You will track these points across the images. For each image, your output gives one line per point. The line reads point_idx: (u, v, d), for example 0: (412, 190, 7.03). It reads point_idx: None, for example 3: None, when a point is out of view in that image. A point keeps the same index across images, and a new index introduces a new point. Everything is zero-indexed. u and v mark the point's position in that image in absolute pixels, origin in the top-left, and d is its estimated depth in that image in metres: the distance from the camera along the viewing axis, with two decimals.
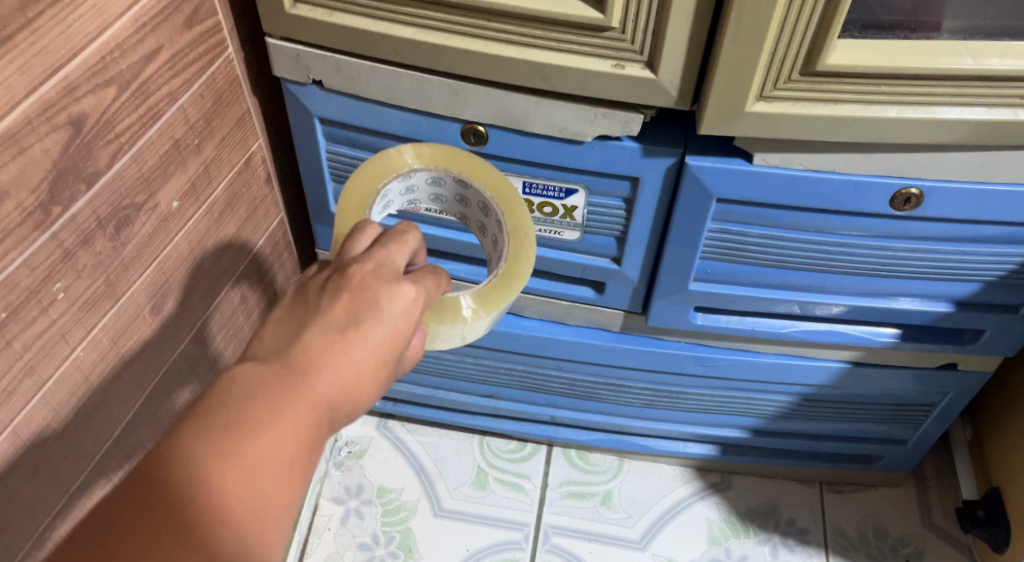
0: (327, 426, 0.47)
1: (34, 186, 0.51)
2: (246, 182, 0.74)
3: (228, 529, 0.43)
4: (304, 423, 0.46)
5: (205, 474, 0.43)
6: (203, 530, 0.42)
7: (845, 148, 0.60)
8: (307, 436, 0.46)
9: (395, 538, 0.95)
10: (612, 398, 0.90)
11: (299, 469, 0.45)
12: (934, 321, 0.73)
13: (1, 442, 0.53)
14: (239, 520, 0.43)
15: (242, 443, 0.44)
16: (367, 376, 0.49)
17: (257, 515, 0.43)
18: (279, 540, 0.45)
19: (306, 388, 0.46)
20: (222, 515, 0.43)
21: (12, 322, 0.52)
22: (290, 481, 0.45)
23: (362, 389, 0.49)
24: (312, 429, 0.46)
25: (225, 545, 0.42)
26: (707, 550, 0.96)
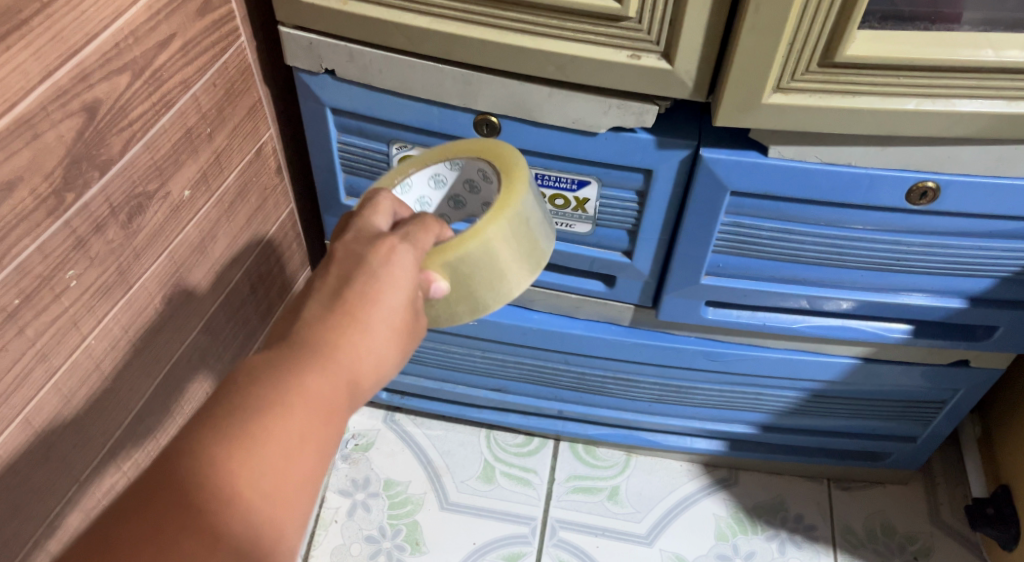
0: (342, 404, 0.46)
1: (48, 172, 0.51)
2: (256, 171, 0.74)
3: (242, 510, 0.41)
4: (319, 398, 0.45)
5: (215, 460, 0.42)
6: (216, 517, 0.41)
7: (860, 141, 0.60)
8: (323, 413, 0.45)
9: (402, 531, 0.95)
10: (621, 393, 0.90)
11: (316, 448, 0.44)
12: (947, 317, 0.73)
13: (14, 429, 0.53)
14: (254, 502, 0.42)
15: (255, 421, 0.43)
16: (383, 347, 0.48)
17: (273, 497, 0.42)
18: (297, 526, 0.43)
19: (322, 364, 0.46)
20: (236, 499, 0.41)
21: (25, 308, 0.52)
22: (306, 462, 0.44)
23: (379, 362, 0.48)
24: (325, 407, 0.45)
25: (239, 528, 0.41)
26: (714, 545, 0.95)
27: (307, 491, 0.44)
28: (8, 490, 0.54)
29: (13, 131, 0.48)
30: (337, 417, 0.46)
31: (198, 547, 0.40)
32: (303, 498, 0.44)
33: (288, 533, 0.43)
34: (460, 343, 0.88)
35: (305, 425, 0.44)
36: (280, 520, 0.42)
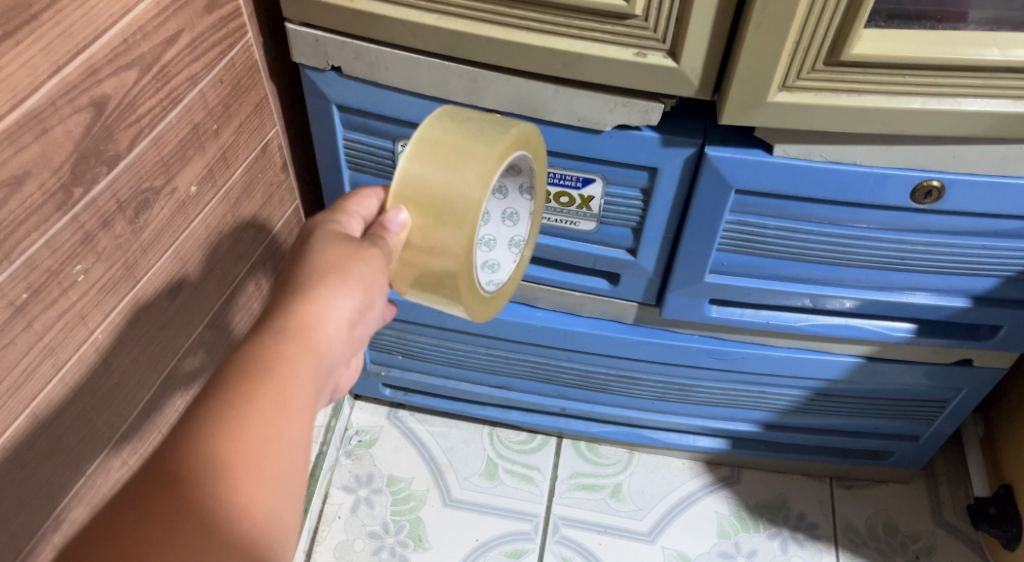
0: (312, 361, 0.48)
1: (56, 167, 0.51)
2: (262, 168, 0.74)
3: (207, 481, 0.43)
4: (262, 363, 0.47)
5: (195, 434, 0.44)
6: (201, 482, 0.43)
7: (865, 139, 0.60)
8: (273, 377, 0.46)
9: (405, 527, 0.95)
10: (624, 390, 0.90)
11: (273, 413, 0.45)
12: (950, 316, 0.73)
13: (22, 422, 0.54)
14: (215, 473, 0.43)
15: (212, 399, 0.45)
16: (329, 306, 0.50)
17: (232, 465, 0.43)
18: (284, 481, 0.45)
19: (268, 336, 0.48)
20: (200, 471, 0.43)
21: (34, 302, 0.52)
22: (264, 426, 0.45)
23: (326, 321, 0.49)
24: (291, 365, 0.47)
25: (208, 500, 0.42)
26: (716, 543, 0.96)
27: (271, 456, 0.45)
28: (16, 483, 0.55)
29: (23, 125, 0.48)
30: (285, 376, 0.47)
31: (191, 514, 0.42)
32: (266, 462, 0.44)
33: (258, 500, 0.44)
34: (464, 340, 0.88)
35: (256, 391, 0.45)
36: (246, 487, 0.43)
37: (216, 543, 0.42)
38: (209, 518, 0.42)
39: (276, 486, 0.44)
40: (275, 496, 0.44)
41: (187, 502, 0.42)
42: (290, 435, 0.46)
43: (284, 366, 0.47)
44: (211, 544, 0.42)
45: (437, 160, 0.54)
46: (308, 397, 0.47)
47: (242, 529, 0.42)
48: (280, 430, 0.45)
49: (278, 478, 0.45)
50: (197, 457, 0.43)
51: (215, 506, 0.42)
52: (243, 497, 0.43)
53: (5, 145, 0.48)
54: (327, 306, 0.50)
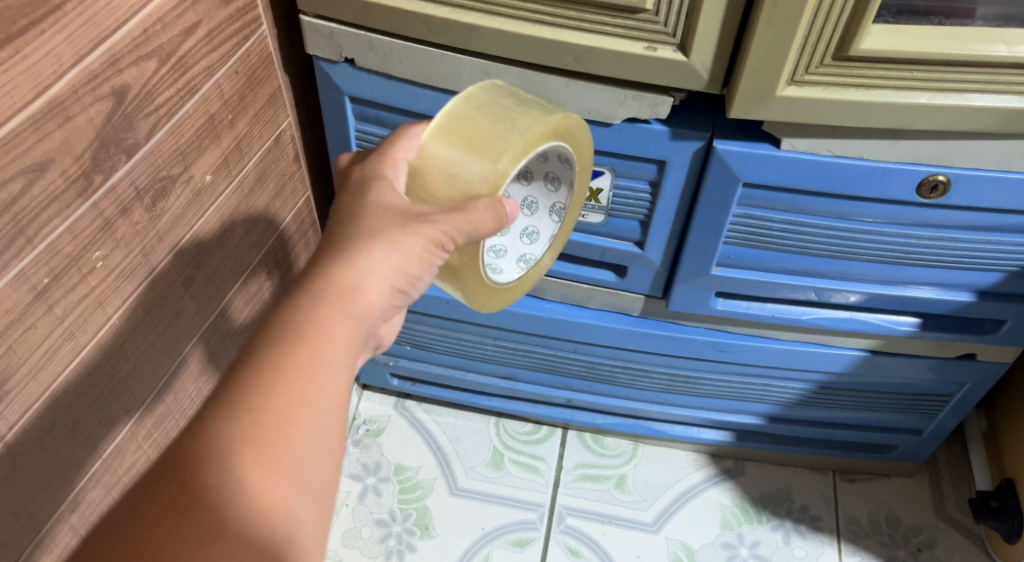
0: (346, 323, 0.49)
1: (78, 155, 0.52)
2: (275, 159, 0.75)
3: (222, 457, 0.44)
4: (292, 331, 0.48)
5: (239, 403, 0.45)
6: (240, 451, 0.44)
7: (872, 134, 0.61)
8: (309, 342, 0.48)
9: (411, 515, 0.96)
10: (630, 382, 0.91)
11: (304, 380, 0.47)
12: (955, 310, 0.73)
13: (42, 406, 0.55)
14: (231, 447, 0.44)
15: (240, 372, 0.46)
16: (358, 264, 0.51)
17: (252, 438, 0.45)
18: (315, 450, 0.46)
19: (301, 301, 0.49)
20: (217, 450, 0.44)
21: (54, 287, 0.53)
22: (291, 395, 0.46)
23: (363, 282, 0.51)
24: (328, 329, 0.48)
25: (222, 477, 0.44)
26: (719, 535, 0.97)
27: (297, 426, 0.46)
28: (37, 464, 0.56)
29: (46, 113, 0.49)
30: (316, 339, 0.48)
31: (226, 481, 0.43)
32: (288, 434, 0.45)
33: (282, 474, 0.45)
34: (471, 331, 0.89)
35: (290, 360, 0.47)
36: (265, 460, 0.45)
37: (231, 518, 0.43)
38: (222, 495, 0.43)
39: (297, 456, 0.46)
40: (298, 467, 0.45)
41: (202, 479, 0.43)
42: (320, 405, 0.47)
43: (312, 328, 0.48)
44: (225, 519, 0.43)
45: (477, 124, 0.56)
46: (338, 358, 0.49)
47: (263, 504, 0.44)
48: (309, 397, 0.47)
49: (302, 447, 0.46)
50: (219, 432, 0.45)
51: (231, 481, 0.44)
52: (261, 468, 0.44)
53: (29, 132, 0.49)
54: (357, 264, 0.51)
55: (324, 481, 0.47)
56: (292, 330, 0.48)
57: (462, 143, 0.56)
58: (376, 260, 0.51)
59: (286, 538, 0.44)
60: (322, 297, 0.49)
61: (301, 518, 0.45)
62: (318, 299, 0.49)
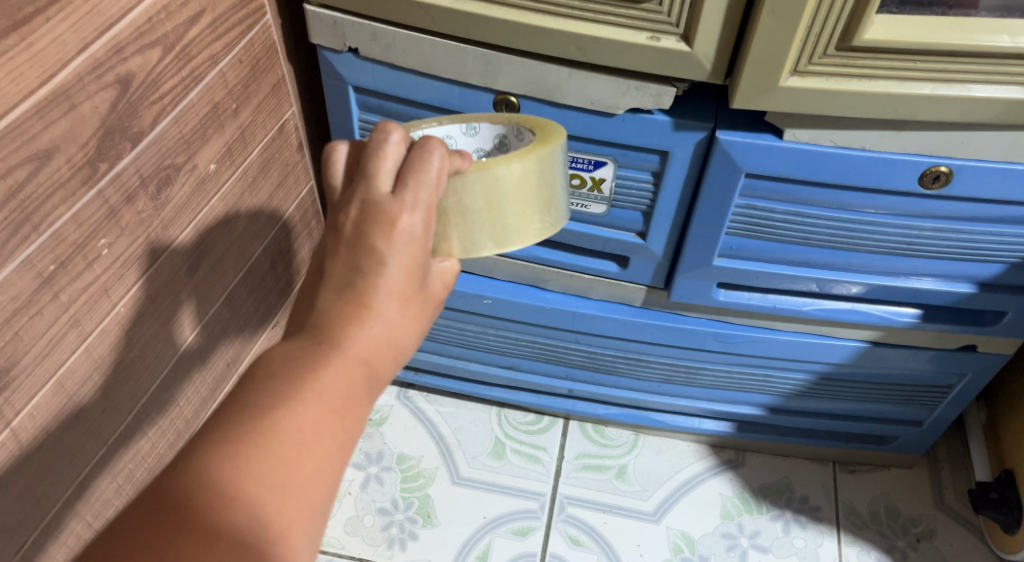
0: (368, 383, 0.46)
1: (83, 142, 0.52)
2: (279, 148, 0.75)
3: (248, 500, 0.42)
4: (337, 390, 0.45)
5: (257, 445, 0.43)
6: (255, 498, 0.42)
7: (875, 125, 0.61)
8: (333, 396, 0.45)
9: (414, 503, 0.97)
10: (631, 373, 0.91)
11: (326, 437, 0.44)
12: (956, 302, 0.74)
13: (48, 393, 0.55)
14: (260, 493, 0.42)
15: (276, 410, 0.43)
16: (393, 321, 0.47)
17: (281, 489, 0.42)
18: (329, 491, 0.44)
19: (348, 356, 0.46)
20: (241, 487, 0.42)
21: (60, 274, 0.54)
22: (324, 456, 0.44)
23: (393, 341, 0.47)
24: (352, 386, 0.46)
25: (239, 522, 0.41)
26: (719, 524, 0.97)
27: (322, 487, 0.44)
28: (42, 450, 0.56)
29: (52, 101, 0.50)
30: (355, 407, 0.46)
31: (238, 525, 0.41)
32: (312, 493, 0.43)
33: (295, 530, 0.42)
34: (473, 321, 0.89)
35: (312, 412, 0.44)
36: (289, 510, 0.42)
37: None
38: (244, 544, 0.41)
39: (316, 513, 0.43)
40: (315, 524, 0.43)
41: (215, 517, 0.41)
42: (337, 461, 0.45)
43: (356, 391, 0.46)
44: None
45: (503, 206, 0.55)
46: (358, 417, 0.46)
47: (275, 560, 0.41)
48: (339, 459, 0.45)
49: (316, 503, 0.43)
50: (249, 477, 0.42)
51: (255, 530, 0.41)
52: (285, 523, 0.42)
53: (35, 120, 0.49)
54: (405, 325, 0.47)
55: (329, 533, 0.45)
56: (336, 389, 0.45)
57: (479, 206, 0.54)
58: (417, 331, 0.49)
59: None
60: (348, 352, 0.46)
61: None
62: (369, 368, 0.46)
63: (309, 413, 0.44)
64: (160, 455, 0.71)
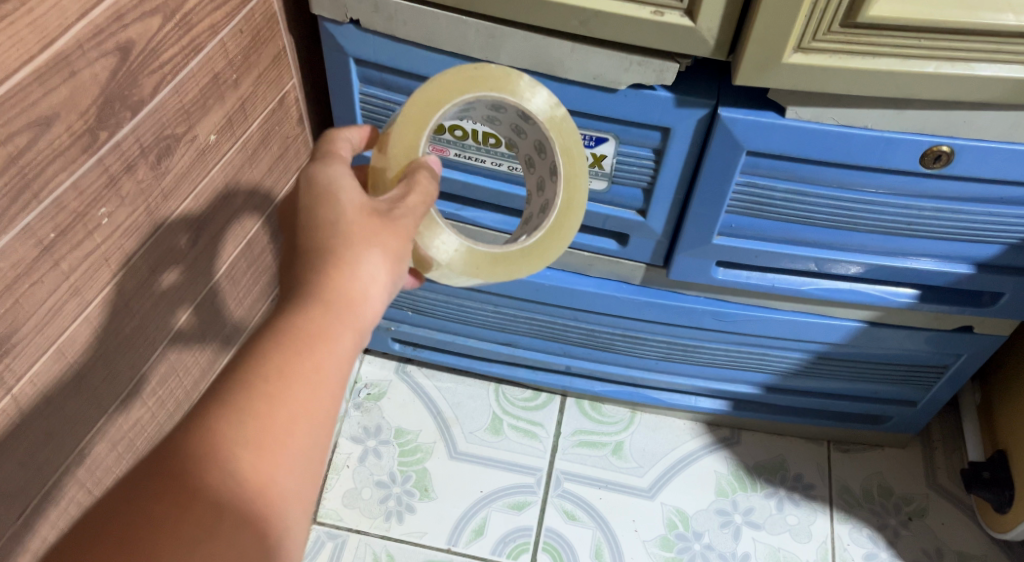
0: (343, 329, 0.49)
1: (83, 110, 0.52)
2: (279, 121, 0.75)
3: (223, 460, 0.44)
4: (307, 341, 0.48)
5: (236, 403, 0.45)
6: (236, 455, 0.44)
7: (878, 103, 0.61)
8: (311, 347, 0.48)
9: (411, 477, 0.97)
10: (629, 350, 0.92)
11: (302, 388, 0.47)
12: (954, 282, 0.74)
13: (47, 360, 0.56)
14: (237, 450, 0.45)
15: (244, 371, 0.46)
16: (358, 266, 0.49)
17: (256, 444, 0.45)
18: (311, 444, 0.47)
19: (310, 305, 0.49)
20: (214, 449, 0.44)
21: (60, 243, 0.54)
22: (292, 406, 0.46)
23: (365, 286, 0.50)
24: (326, 336, 0.48)
25: (220, 479, 0.44)
26: (714, 501, 0.98)
27: (296, 433, 0.46)
28: (44, 417, 0.57)
29: (52, 67, 0.49)
30: (331, 357, 0.48)
31: (218, 480, 0.44)
32: (290, 445, 0.46)
33: (275, 482, 0.45)
34: (472, 297, 0.89)
35: (291, 363, 0.47)
36: (262, 462, 0.45)
37: (228, 520, 0.44)
38: (222, 498, 0.44)
39: (296, 466, 0.46)
40: (291, 474, 0.46)
41: (199, 475, 0.44)
42: (316, 412, 0.47)
43: (330, 342, 0.48)
44: (224, 523, 0.43)
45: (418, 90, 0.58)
46: (337, 367, 0.49)
47: (254, 512, 0.44)
48: (311, 408, 0.47)
49: (297, 455, 0.46)
50: (221, 437, 0.45)
51: (231, 485, 0.44)
52: (262, 476, 0.45)
53: (35, 86, 0.49)
54: (364, 269, 0.50)
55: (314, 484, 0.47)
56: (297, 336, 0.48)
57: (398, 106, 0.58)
58: (385, 274, 0.51)
59: (277, 538, 0.45)
60: (316, 296, 0.49)
61: (290, 522, 0.46)
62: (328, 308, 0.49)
63: (287, 365, 0.47)
64: (160, 424, 0.71)
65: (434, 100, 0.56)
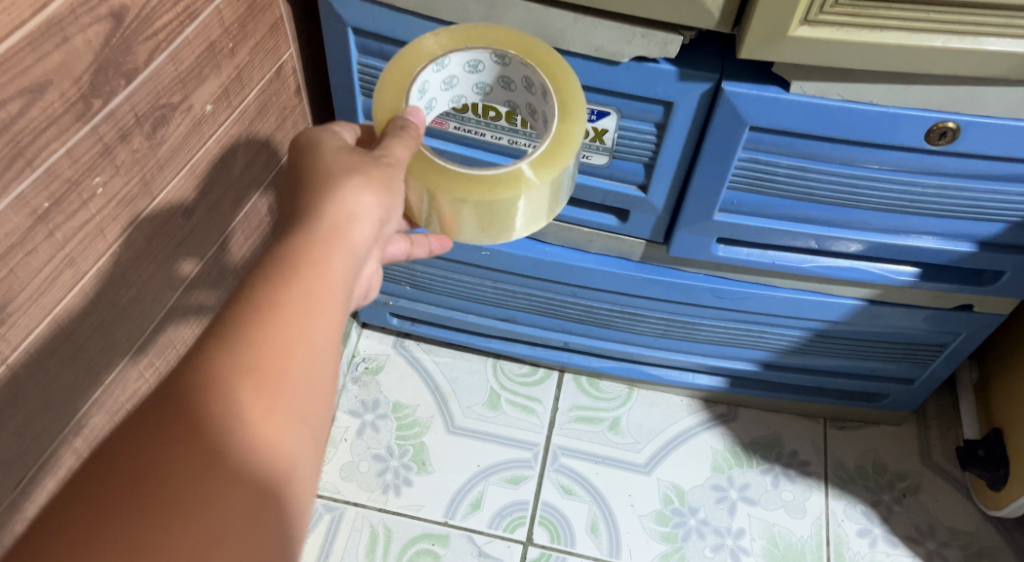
0: (332, 255, 0.50)
1: (77, 77, 0.51)
2: (276, 91, 0.74)
3: (219, 401, 0.45)
4: (296, 270, 0.49)
5: (231, 336, 0.46)
6: (234, 389, 0.45)
7: (884, 79, 0.60)
8: (301, 276, 0.48)
9: (408, 451, 0.98)
10: (627, 326, 0.92)
11: (297, 315, 0.48)
12: (955, 260, 0.74)
13: (44, 331, 0.55)
14: (235, 382, 0.45)
15: (238, 303, 0.47)
16: (342, 198, 0.51)
17: (253, 375, 0.46)
18: (310, 371, 0.48)
19: (297, 235, 0.50)
20: (212, 385, 0.45)
21: (55, 212, 0.53)
22: (286, 334, 0.47)
23: (351, 216, 0.51)
24: (315, 263, 0.49)
25: (220, 413, 0.45)
26: (710, 477, 0.98)
27: (294, 364, 0.47)
28: (41, 387, 0.56)
29: (44, 33, 0.49)
30: (322, 286, 0.49)
31: (219, 413, 0.44)
32: (287, 374, 0.47)
33: (276, 411, 0.46)
34: (471, 272, 0.89)
35: (283, 292, 0.48)
36: (260, 394, 0.46)
37: (235, 453, 0.44)
38: (221, 435, 0.44)
39: (295, 395, 0.47)
40: (292, 404, 0.47)
41: (199, 412, 0.44)
42: (312, 340, 0.48)
43: (319, 270, 0.49)
44: (225, 460, 0.44)
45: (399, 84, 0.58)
46: (330, 296, 0.49)
47: (257, 443, 0.45)
48: (305, 336, 0.48)
49: (295, 385, 0.47)
50: (216, 377, 0.45)
51: (229, 422, 0.45)
52: (260, 409, 0.45)
53: (27, 52, 0.48)
54: (348, 200, 0.51)
55: (317, 414, 0.48)
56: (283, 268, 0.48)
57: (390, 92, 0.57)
58: (372, 203, 0.52)
59: (284, 467, 0.45)
60: (303, 228, 0.50)
61: (295, 450, 0.46)
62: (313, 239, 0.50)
63: (280, 294, 0.48)
64: None
65: (405, 66, 0.56)
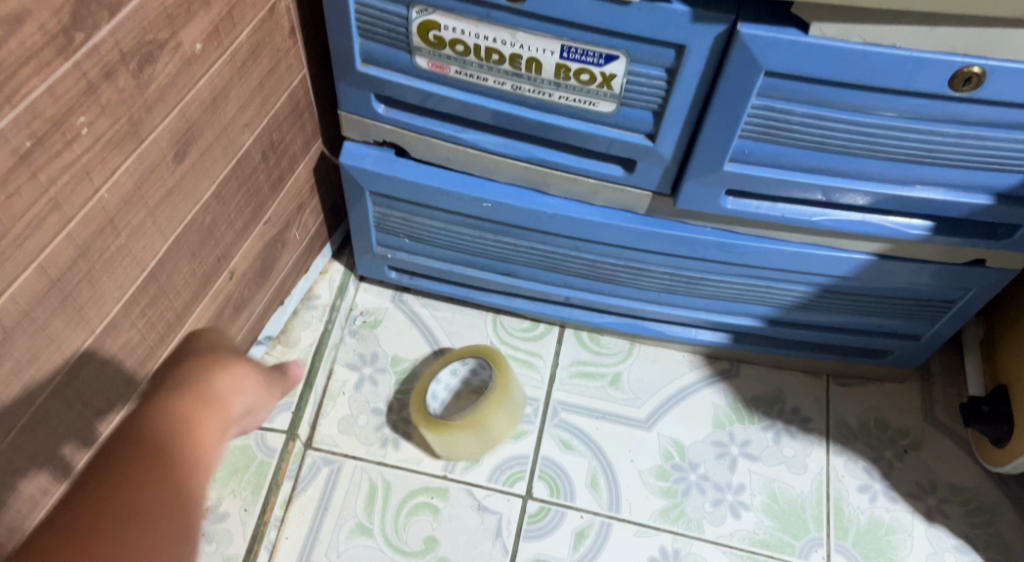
0: (222, 367, 0.54)
1: (57, 8, 0.49)
2: (270, 32, 0.70)
3: (167, 434, 0.47)
4: (198, 371, 0.53)
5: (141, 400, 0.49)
6: (161, 433, 0.47)
7: (907, 19, 0.58)
8: (202, 379, 0.52)
9: (407, 405, 0.96)
10: (631, 282, 0.90)
11: (196, 399, 0.50)
12: (971, 213, 0.72)
13: (29, 277, 0.54)
14: (164, 428, 0.48)
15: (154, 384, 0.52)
16: (226, 373, 0.54)
17: (180, 424, 0.48)
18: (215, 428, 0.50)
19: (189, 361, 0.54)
20: (142, 429, 0.47)
21: (38, 152, 0.51)
22: (189, 400, 0.50)
23: (229, 393, 0.52)
24: (212, 367, 0.53)
25: (153, 447, 0.46)
26: (711, 433, 0.98)
27: (209, 426, 0.50)
28: (26, 333, 0.56)
29: None
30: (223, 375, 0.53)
31: (128, 455, 0.45)
32: (201, 425, 0.49)
33: (179, 461, 0.47)
34: (472, 225, 0.86)
35: (178, 375, 0.52)
36: (188, 437, 0.48)
37: (168, 484, 0.45)
38: (175, 465, 0.46)
39: (211, 438, 0.49)
40: (211, 447, 0.49)
41: (128, 454, 0.45)
42: (223, 408, 0.52)
43: (215, 379, 0.53)
44: (169, 480, 0.45)
45: None
46: (234, 392, 0.53)
47: (186, 478, 0.46)
48: (207, 417, 0.50)
49: (212, 439, 0.49)
50: (148, 440, 0.47)
51: (176, 451, 0.47)
52: (171, 443, 0.47)
53: None
54: (232, 382, 0.53)
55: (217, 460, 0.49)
56: (184, 414, 0.49)
57: None
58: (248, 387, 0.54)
59: (198, 500, 0.46)
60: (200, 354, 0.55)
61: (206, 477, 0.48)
62: (204, 404, 0.51)
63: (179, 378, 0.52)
64: (150, 348, 0.70)
65: None
